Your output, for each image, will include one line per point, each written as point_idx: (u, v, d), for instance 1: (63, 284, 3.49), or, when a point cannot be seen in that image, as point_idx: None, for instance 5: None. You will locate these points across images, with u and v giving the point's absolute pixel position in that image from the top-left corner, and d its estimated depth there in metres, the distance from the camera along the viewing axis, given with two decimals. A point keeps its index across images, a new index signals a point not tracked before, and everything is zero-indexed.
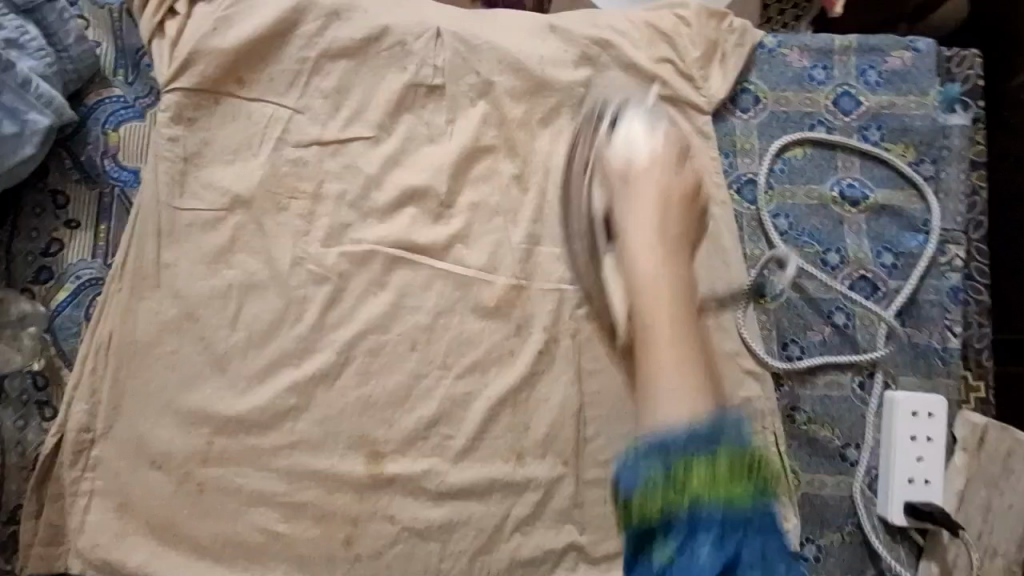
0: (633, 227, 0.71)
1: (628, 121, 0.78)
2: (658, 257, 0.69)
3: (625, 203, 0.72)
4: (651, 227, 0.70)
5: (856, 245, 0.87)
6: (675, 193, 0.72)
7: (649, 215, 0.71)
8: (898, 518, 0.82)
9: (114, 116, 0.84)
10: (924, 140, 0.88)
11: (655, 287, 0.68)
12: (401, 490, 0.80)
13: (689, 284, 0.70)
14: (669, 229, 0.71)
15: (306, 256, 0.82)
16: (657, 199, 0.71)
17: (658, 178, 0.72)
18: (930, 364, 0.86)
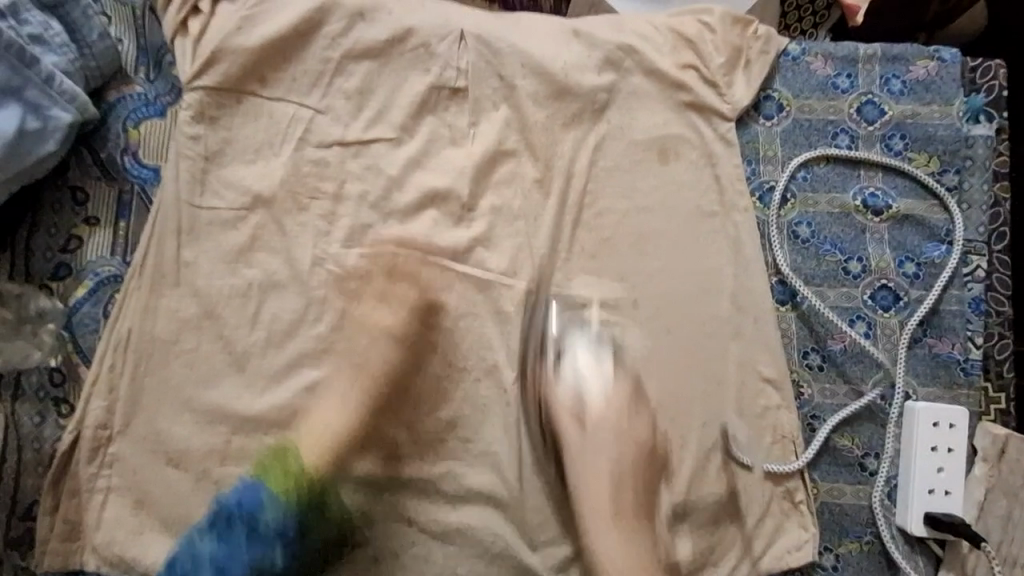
0: (592, 505, 0.75)
1: (570, 352, 0.80)
2: (614, 534, 0.74)
3: (581, 476, 0.76)
4: (605, 501, 0.75)
5: (878, 253, 0.87)
6: (618, 458, 0.76)
7: (602, 492, 0.75)
8: (917, 528, 0.82)
9: (135, 113, 0.83)
10: (948, 150, 0.88)
11: (619, 557, 0.73)
12: (419, 492, 0.80)
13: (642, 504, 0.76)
14: (624, 493, 0.76)
15: (327, 257, 0.82)
16: (610, 487, 0.75)
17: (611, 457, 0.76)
18: (951, 375, 0.85)
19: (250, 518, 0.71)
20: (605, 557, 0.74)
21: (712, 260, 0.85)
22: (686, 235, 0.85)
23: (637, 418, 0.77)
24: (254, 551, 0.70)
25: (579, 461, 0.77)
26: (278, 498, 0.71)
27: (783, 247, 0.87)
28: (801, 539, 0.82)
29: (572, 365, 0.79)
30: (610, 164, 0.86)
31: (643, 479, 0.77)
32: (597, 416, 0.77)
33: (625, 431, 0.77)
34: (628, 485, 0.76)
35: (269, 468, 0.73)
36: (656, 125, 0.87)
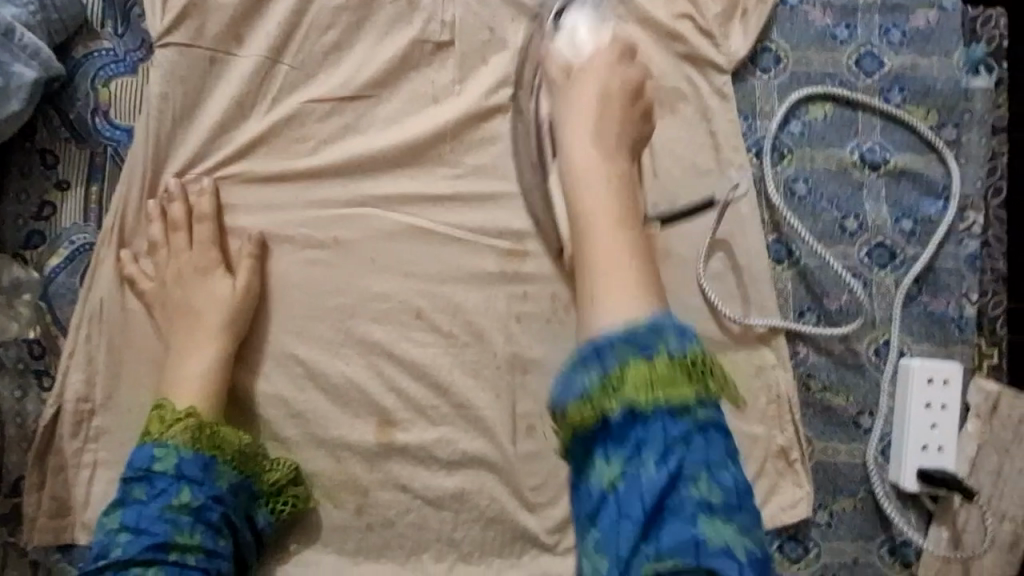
0: (568, 116, 0.70)
1: (571, 22, 0.76)
2: (592, 149, 0.68)
3: (569, 92, 0.72)
4: (587, 109, 0.70)
5: (875, 210, 0.85)
6: (605, 59, 0.73)
7: (586, 98, 0.71)
8: (910, 484, 0.82)
9: (104, 71, 0.79)
10: (947, 103, 0.86)
11: (601, 216, 0.65)
12: (412, 459, 0.79)
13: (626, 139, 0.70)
14: (607, 133, 0.70)
15: (311, 221, 0.79)
16: (593, 105, 0.70)
17: (599, 71, 0.72)
18: (946, 333, 0.85)
19: (148, 472, 0.70)
20: (576, 137, 0.69)
21: (707, 219, 0.83)
22: (679, 194, 0.84)
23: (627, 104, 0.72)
24: (164, 499, 0.69)
25: (574, 76, 0.73)
26: (170, 441, 0.71)
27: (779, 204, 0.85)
28: (795, 497, 0.82)
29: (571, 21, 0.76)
30: None
31: (629, 122, 0.71)
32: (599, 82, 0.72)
33: (610, 78, 0.72)
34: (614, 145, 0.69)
35: (152, 421, 0.72)
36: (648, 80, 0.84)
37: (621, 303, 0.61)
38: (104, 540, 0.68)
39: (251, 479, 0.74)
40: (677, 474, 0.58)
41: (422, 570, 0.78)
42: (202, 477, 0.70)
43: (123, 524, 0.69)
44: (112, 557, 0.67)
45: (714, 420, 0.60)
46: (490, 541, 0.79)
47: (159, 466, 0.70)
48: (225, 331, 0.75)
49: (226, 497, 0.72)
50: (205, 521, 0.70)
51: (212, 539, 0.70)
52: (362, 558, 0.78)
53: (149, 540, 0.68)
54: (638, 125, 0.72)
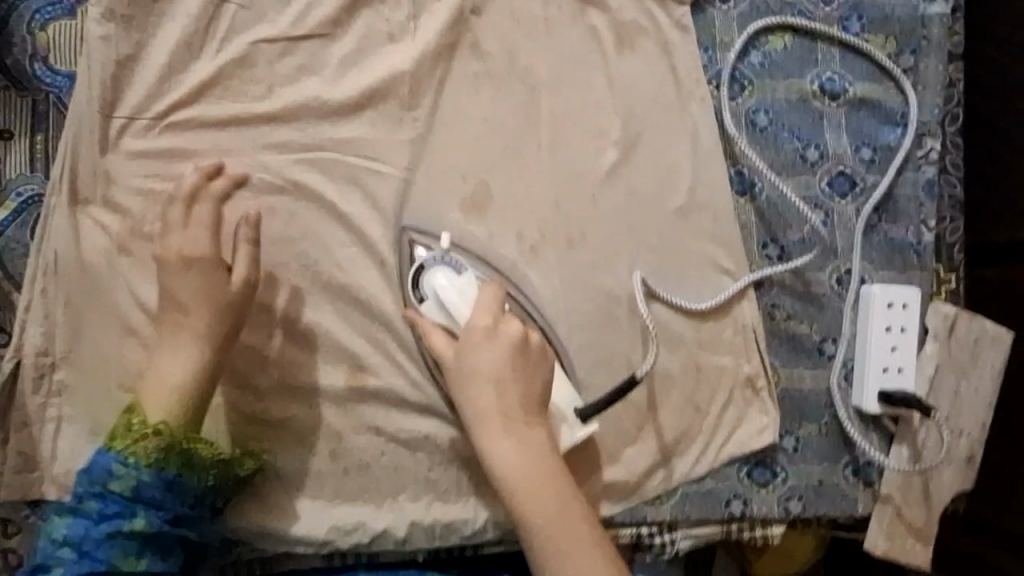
0: (476, 416, 0.71)
1: (434, 277, 0.76)
2: (505, 438, 0.70)
3: (463, 367, 0.72)
4: (492, 407, 0.71)
5: (836, 140, 0.86)
6: (498, 360, 0.71)
7: (485, 395, 0.71)
8: (872, 406, 0.85)
9: (40, 13, 0.76)
10: (904, 29, 0.87)
11: (549, 521, 0.69)
12: (384, 405, 0.79)
13: (527, 396, 0.71)
14: (507, 395, 0.71)
15: (265, 165, 0.77)
16: (495, 393, 0.71)
17: (489, 355, 0.71)
18: (906, 259, 0.87)
19: (104, 489, 0.67)
20: (501, 466, 0.70)
21: (669, 153, 0.84)
22: (640, 130, 0.83)
23: (519, 333, 0.72)
24: (109, 521, 0.68)
25: (462, 370, 0.72)
26: (132, 459, 0.67)
27: (742, 137, 0.85)
28: (761, 424, 0.84)
29: (432, 290, 0.76)
30: (559, 56, 0.82)
31: (526, 386, 0.72)
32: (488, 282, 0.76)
33: (499, 337, 0.72)
34: (522, 426, 0.71)
35: (118, 426, 0.69)
36: (606, 14, 0.83)
37: None
38: (48, 549, 0.68)
39: (223, 487, 0.73)
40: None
41: (399, 510, 0.79)
42: (160, 501, 0.68)
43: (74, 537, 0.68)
44: (53, 572, 0.67)
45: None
46: (466, 479, 0.80)
47: (115, 486, 0.67)
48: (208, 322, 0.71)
49: (182, 519, 0.70)
50: (154, 545, 0.69)
51: (158, 562, 0.70)
52: (339, 502, 0.78)
53: (91, 564, 0.67)
54: (537, 374, 0.72)
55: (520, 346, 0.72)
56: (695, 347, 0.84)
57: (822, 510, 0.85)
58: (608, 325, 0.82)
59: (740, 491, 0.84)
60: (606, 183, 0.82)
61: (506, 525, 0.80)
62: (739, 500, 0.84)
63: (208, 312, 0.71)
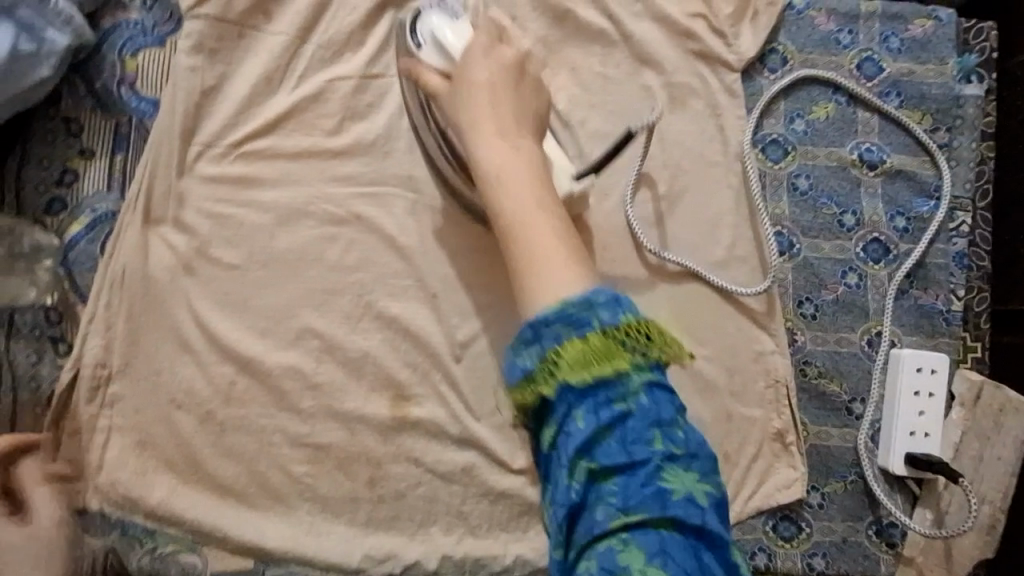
0: (467, 116, 0.69)
1: (429, 25, 0.77)
2: (496, 136, 0.68)
3: (460, 85, 0.70)
4: (485, 107, 0.69)
5: (871, 207, 0.90)
6: (494, 71, 0.70)
7: (479, 97, 0.69)
8: (898, 467, 0.86)
9: (132, 42, 0.79)
10: (940, 108, 0.91)
11: (525, 204, 0.65)
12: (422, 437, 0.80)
13: (519, 105, 0.70)
14: (501, 102, 0.69)
15: (323, 196, 0.81)
16: (488, 99, 0.69)
17: (488, 66, 0.70)
18: (934, 325, 0.90)
19: None
20: (489, 159, 0.67)
21: (714, 208, 0.87)
22: (689, 183, 0.87)
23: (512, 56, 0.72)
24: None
25: (462, 85, 0.70)
26: None
27: (783, 196, 0.89)
28: (789, 478, 0.86)
29: (430, 33, 0.76)
30: (614, 109, 0.86)
31: (520, 99, 0.70)
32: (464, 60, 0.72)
33: (496, 58, 0.71)
34: (515, 128, 0.68)
35: None
36: (661, 74, 0.87)
37: (555, 281, 0.60)
38: None
39: None
40: (634, 454, 0.54)
41: (430, 542, 0.80)
42: None
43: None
44: None
45: (659, 379, 0.57)
46: (498, 514, 0.81)
47: None
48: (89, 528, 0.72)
49: None
50: None
51: None
52: (372, 530, 0.80)
53: None
54: (532, 97, 0.71)
55: (515, 65, 0.71)
56: (727, 398, 0.86)
57: (845, 568, 0.86)
58: None
59: (764, 544, 0.86)
60: (650, 233, 0.86)
61: (534, 565, 0.81)
62: (763, 553, 0.85)
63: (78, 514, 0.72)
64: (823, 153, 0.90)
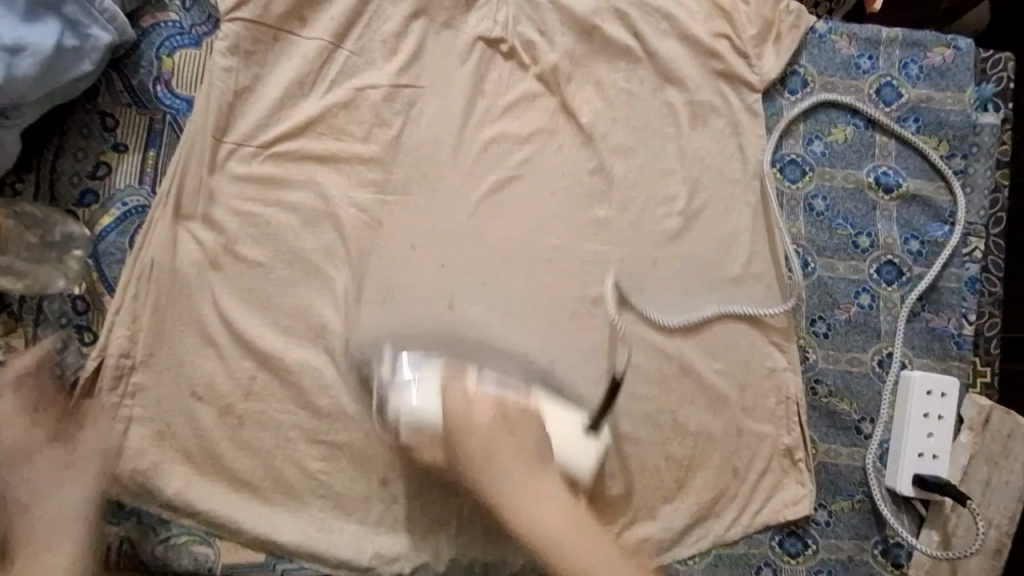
0: (493, 484, 0.70)
1: (400, 397, 0.75)
2: (524, 483, 0.69)
3: (470, 471, 0.72)
4: (504, 464, 0.70)
5: (886, 230, 0.91)
6: (496, 433, 0.72)
7: (492, 442, 0.71)
8: (906, 489, 0.87)
9: (169, 41, 0.81)
10: (957, 135, 0.92)
11: (571, 533, 0.66)
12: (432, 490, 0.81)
13: (525, 444, 0.72)
14: (508, 444, 0.71)
15: (348, 199, 0.82)
16: (505, 484, 0.69)
17: (485, 424, 0.72)
18: (945, 348, 0.91)
19: None
20: (526, 520, 0.67)
21: (731, 226, 0.89)
22: (707, 201, 0.88)
23: (495, 408, 0.73)
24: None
25: (465, 439, 0.72)
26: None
27: (799, 216, 0.90)
28: (797, 494, 0.87)
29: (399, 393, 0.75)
30: (637, 126, 0.88)
31: (520, 439, 0.72)
32: (455, 418, 0.73)
33: (495, 428, 0.72)
34: (533, 468, 0.70)
35: None
36: (683, 92, 0.88)
37: None
38: None
39: None
40: None
41: (440, 543, 0.81)
42: None
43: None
44: None
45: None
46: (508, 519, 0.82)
47: None
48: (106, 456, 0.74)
49: None
50: None
51: None
52: (383, 529, 0.80)
53: None
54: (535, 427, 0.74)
55: (505, 414, 0.73)
56: (738, 413, 0.88)
57: None
58: (656, 380, 0.87)
59: (770, 559, 0.86)
60: (669, 246, 0.87)
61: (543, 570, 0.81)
62: (768, 567, 0.86)
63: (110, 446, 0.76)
64: (842, 176, 0.91)
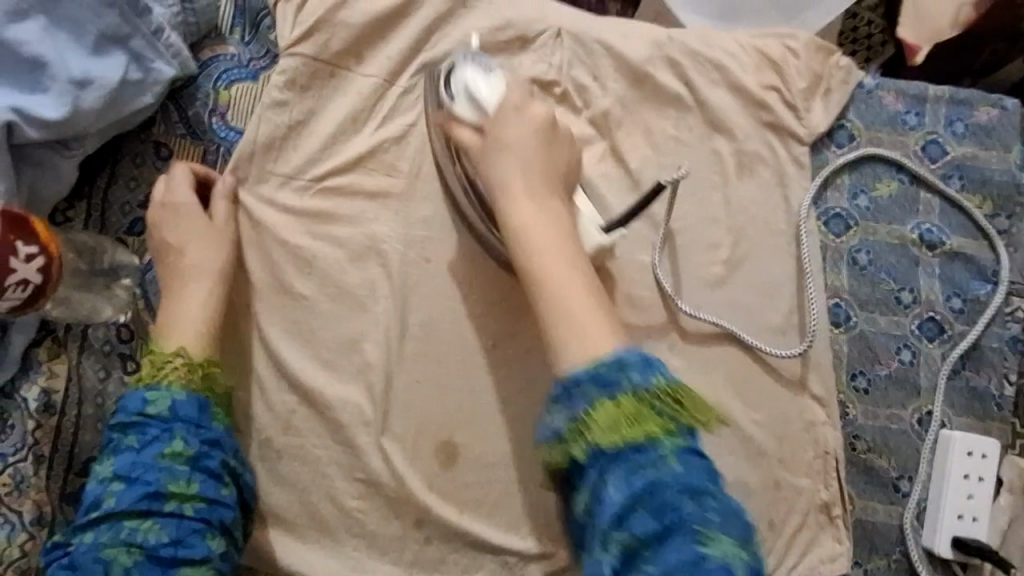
0: (500, 170, 0.74)
1: (464, 77, 0.79)
2: (529, 200, 0.73)
3: (490, 155, 0.75)
4: (521, 166, 0.74)
5: (929, 285, 0.90)
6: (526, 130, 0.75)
7: (514, 152, 0.74)
8: (944, 550, 0.86)
9: (226, 74, 0.83)
10: (1001, 194, 0.92)
11: (567, 288, 0.71)
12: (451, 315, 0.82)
13: (545, 170, 0.75)
14: (525, 170, 0.74)
15: (394, 233, 0.82)
16: (517, 168, 0.74)
17: (518, 134, 0.75)
18: (986, 408, 0.90)
19: (142, 415, 0.70)
20: (524, 221, 0.73)
21: (773, 276, 0.88)
22: (751, 248, 0.88)
23: (540, 125, 0.76)
24: (159, 447, 0.69)
25: (495, 137, 0.75)
26: (168, 384, 0.71)
27: (842, 268, 0.90)
28: (834, 552, 0.86)
29: (461, 85, 0.79)
30: (684, 172, 0.88)
31: (549, 157, 0.75)
32: (505, 134, 0.75)
33: (529, 144, 0.75)
34: (543, 189, 0.74)
35: (145, 369, 0.72)
36: (732, 141, 0.89)
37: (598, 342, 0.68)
38: (133, 406, 0.70)
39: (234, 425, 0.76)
40: (665, 520, 0.61)
41: None
42: (198, 420, 0.71)
43: (170, 423, 0.70)
44: (105, 508, 0.68)
45: (690, 445, 0.65)
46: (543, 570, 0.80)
47: (153, 407, 0.70)
48: (210, 265, 0.77)
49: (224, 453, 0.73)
50: (204, 470, 0.70)
51: (210, 487, 0.70)
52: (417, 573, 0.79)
53: (143, 489, 0.68)
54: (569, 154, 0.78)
55: (547, 128, 0.76)
56: (776, 465, 0.87)
57: None
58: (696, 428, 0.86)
59: None
60: (711, 295, 0.87)
61: None
62: None
63: (207, 252, 0.77)
64: (888, 228, 0.91)
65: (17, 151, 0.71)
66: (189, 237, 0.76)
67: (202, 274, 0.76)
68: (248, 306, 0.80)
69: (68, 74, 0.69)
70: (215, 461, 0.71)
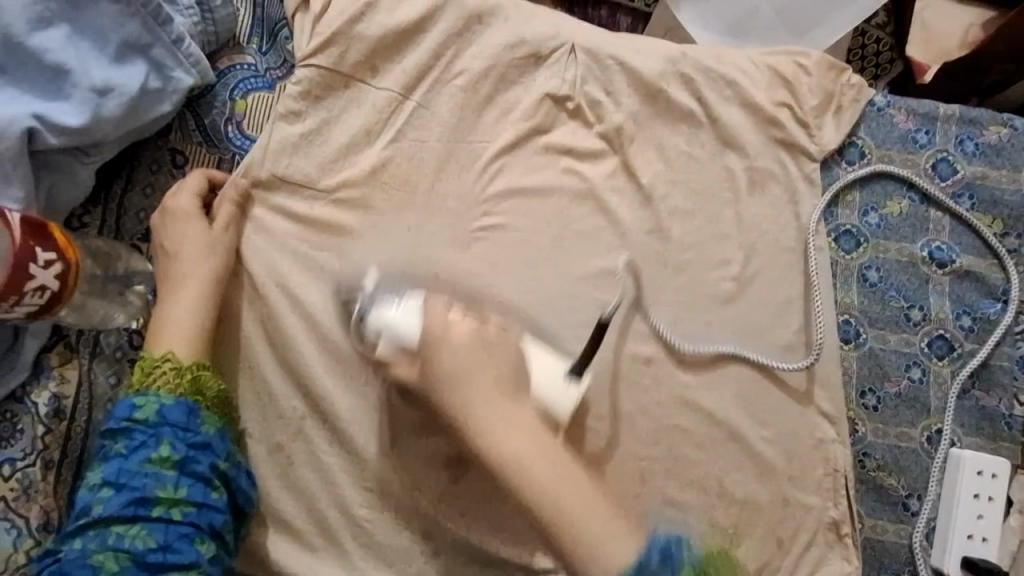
0: (450, 393, 0.65)
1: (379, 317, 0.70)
2: (492, 405, 0.64)
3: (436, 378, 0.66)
4: (476, 378, 0.65)
5: (939, 304, 0.90)
6: (465, 350, 0.66)
7: (464, 366, 0.65)
8: (954, 570, 0.85)
9: (244, 83, 0.84)
10: (1012, 214, 0.91)
11: (556, 486, 0.61)
12: (416, 473, 0.79)
13: (497, 375, 0.66)
14: (479, 375, 0.65)
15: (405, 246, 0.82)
16: (469, 382, 0.65)
17: (459, 353, 0.66)
18: (996, 429, 0.89)
19: (129, 421, 0.70)
20: (493, 435, 0.63)
21: (783, 292, 0.88)
22: (761, 264, 0.88)
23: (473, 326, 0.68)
24: (144, 453, 0.69)
25: (439, 346, 0.66)
26: (157, 390, 0.72)
27: (852, 286, 0.90)
28: (842, 570, 0.86)
29: (377, 324, 0.70)
30: (695, 189, 0.88)
31: (492, 364, 0.67)
32: (433, 326, 0.68)
33: (471, 352, 0.66)
34: (500, 396, 0.65)
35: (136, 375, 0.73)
36: (743, 158, 0.89)
37: (613, 543, 0.60)
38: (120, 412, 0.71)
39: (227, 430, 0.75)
40: None
41: None
42: (186, 424, 0.71)
43: (157, 429, 0.70)
44: (92, 514, 0.68)
45: None
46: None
47: (140, 414, 0.70)
48: (209, 270, 0.77)
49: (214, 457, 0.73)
50: (190, 475, 0.70)
51: (196, 491, 0.70)
52: None
53: (129, 495, 0.68)
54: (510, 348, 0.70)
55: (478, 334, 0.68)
56: (785, 482, 0.86)
57: None
58: (704, 444, 0.86)
59: None
60: (720, 311, 0.87)
61: None
62: None
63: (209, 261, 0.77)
64: (897, 245, 0.91)
65: (37, 158, 0.71)
66: (186, 241, 0.77)
67: (195, 281, 0.76)
68: (257, 315, 0.81)
69: (89, 83, 0.70)
70: (202, 466, 0.71)
